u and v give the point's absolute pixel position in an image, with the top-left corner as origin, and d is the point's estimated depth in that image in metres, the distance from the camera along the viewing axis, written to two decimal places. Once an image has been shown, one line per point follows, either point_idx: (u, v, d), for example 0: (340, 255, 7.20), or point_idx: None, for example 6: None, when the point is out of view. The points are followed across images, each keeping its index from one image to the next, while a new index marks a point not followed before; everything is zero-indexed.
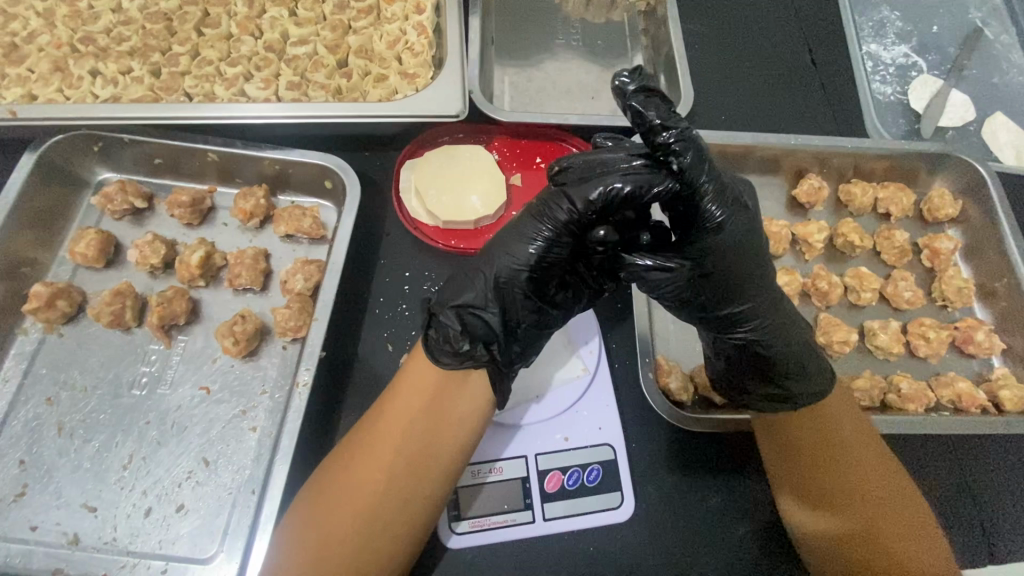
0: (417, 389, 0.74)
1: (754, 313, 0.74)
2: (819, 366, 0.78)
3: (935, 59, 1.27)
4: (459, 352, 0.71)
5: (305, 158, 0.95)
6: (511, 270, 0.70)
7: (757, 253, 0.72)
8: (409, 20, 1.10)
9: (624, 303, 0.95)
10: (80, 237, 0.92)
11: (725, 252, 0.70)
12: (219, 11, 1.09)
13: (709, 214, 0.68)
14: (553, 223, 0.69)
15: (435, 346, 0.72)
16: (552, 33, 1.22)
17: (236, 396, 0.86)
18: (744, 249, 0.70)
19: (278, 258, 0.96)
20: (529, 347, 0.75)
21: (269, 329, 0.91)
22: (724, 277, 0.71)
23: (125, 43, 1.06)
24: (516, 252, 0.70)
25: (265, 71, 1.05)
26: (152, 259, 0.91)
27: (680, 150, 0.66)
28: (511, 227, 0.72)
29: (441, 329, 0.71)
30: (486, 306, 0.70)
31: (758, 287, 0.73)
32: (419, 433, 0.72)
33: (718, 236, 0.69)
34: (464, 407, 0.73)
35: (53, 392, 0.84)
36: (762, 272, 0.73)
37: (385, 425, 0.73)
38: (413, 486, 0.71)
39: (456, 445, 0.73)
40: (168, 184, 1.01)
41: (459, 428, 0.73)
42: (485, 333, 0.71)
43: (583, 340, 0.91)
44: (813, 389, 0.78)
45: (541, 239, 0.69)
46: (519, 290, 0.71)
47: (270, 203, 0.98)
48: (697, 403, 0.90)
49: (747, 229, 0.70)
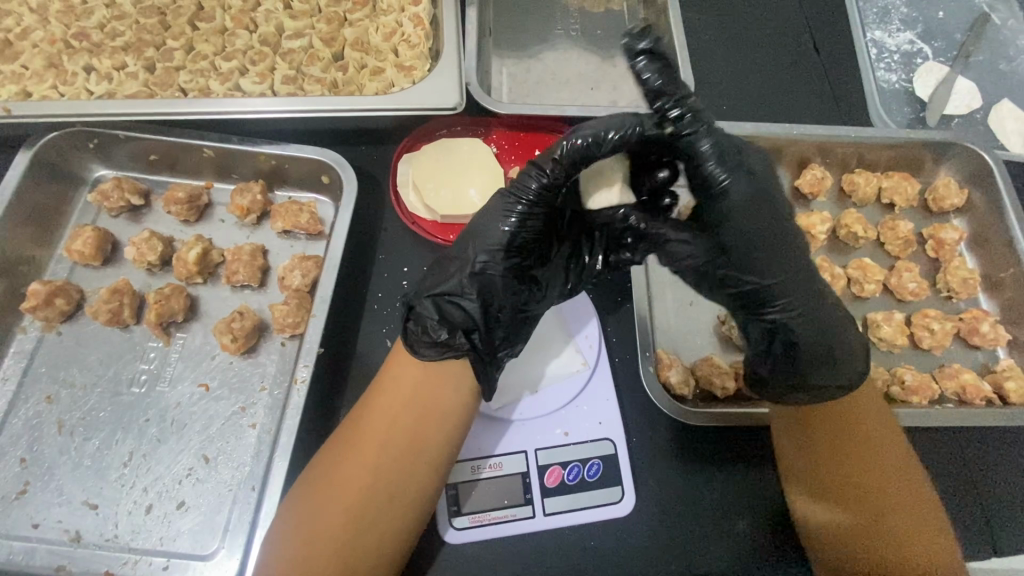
0: (403, 385, 0.75)
1: (778, 289, 0.72)
2: (847, 347, 0.77)
3: (942, 46, 1.24)
4: (437, 342, 0.72)
5: (302, 152, 0.94)
6: (486, 254, 0.72)
7: (773, 219, 0.69)
8: (406, 12, 1.08)
9: (625, 297, 0.95)
10: (77, 234, 0.91)
11: (737, 219, 0.68)
12: (214, 4, 1.08)
13: (715, 179, 0.67)
14: (524, 198, 0.70)
15: (413, 337, 0.74)
16: (550, 23, 1.20)
17: (235, 392, 0.85)
18: (758, 217, 0.68)
19: (276, 254, 0.95)
20: (511, 336, 0.76)
21: (267, 325, 0.90)
22: (744, 249, 0.69)
23: (119, 38, 1.04)
24: (489, 235, 0.72)
25: (260, 64, 1.04)
26: (149, 256, 0.91)
27: (678, 115, 0.65)
28: (485, 209, 0.73)
29: (419, 318, 0.72)
30: (464, 292, 0.72)
31: (782, 258, 0.71)
32: (405, 426, 0.73)
33: (729, 203, 0.67)
34: (448, 403, 0.74)
35: (53, 390, 0.84)
36: (781, 243, 0.70)
37: (373, 421, 0.74)
38: (397, 484, 0.71)
39: (444, 439, 0.73)
40: (165, 180, 1.00)
41: (444, 423, 0.73)
42: (464, 321, 0.72)
43: (583, 334, 0.90)
44: (838, 359, 0.76)
45: (512, 218, 0.71)
46: (495, 272, 0.72)
47: (267, 198, 0.97)
48: (698, 397, 0.89)
49: (758, 193, 0.68)
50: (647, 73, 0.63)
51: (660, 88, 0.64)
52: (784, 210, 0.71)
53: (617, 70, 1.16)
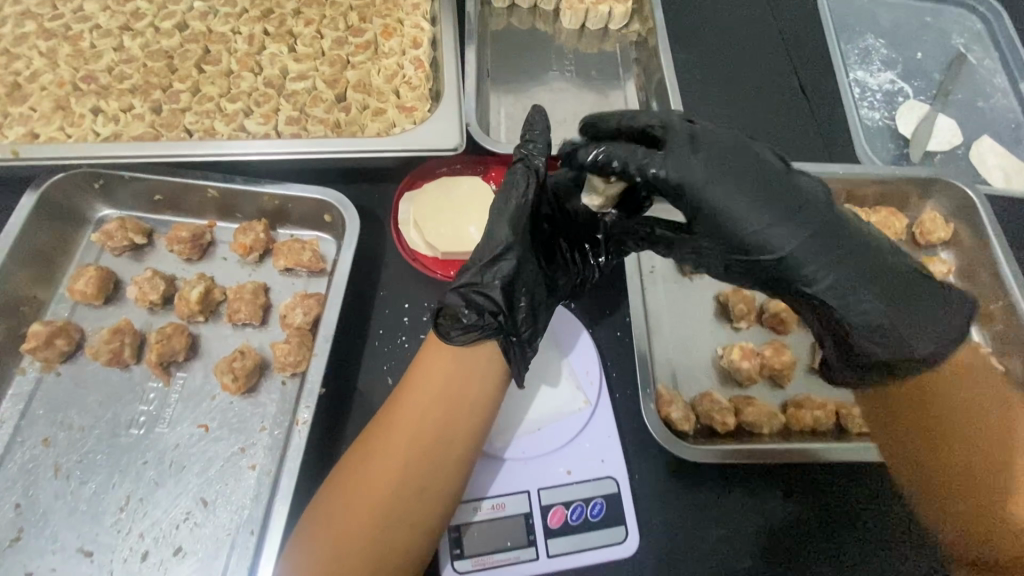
0: (430, 382, 0.77)
1: (796, 254, 0.67)
2: (914, 304, 0.70)
3: (921, 85, 1.30)
4: (465, 328, 0.77)
5: (304, 192, 0.95)
6: (500, 248, 0.78)
7: (767, 197, 0.68)
8: (406, 55, 1.13)
9: (623, 331, 0.97)
10: (80, 274, 0.92)
11: (710, 203, 0.68)
12: (220, 48, 1.11)
13: (661, 177, 0.69)
14: (525, 205, 0.80)
15: (445, 326, 0.78)
16: (546, 64, 1.25)
17: (234, 433, 0.85)
18: (737, 199, 0.68)
19: (277, 291, 0.96)
20: (533, 318, 0.81)
21: (268, 363, 0.91)
22: (748, 234, 0.67)
23: (126, 81, 1.06)
24: (494, 232, 0.79)
25: (265, 106, 1.06)
26: (151, 295, 0.91)
27: (608, 159, 0.70)
28: (492, 214, 0.80)
29: (449, 313, 0.78)
30: (486, 282, 0.77)
31: (787, 221, 0.67)
32: (432, 422, 0.75)
33: (694, 194, 0.68)
34: (473, 396, 0.77)
35: (50, 433, 0.84)
36: (798, 212, 0.68)
37: (404, 419, 0.76)
38: (426, 479, 0.73)
39: (473, 433, 0.76)
40: (167, 220, 1.01)
41: (471, 416, 0.76)
42: (488, 305, 0.77)
43: (584, 371, 0.91)
44: (918, 349, 0.71)
45: (507, 220, 0.79)
46: (510, 263, 0.78)
47: (270, 237, 0.98)
48: (700, 434, 0.90)
49: (718, 169, 0.69)
50: (569, 154, 0.73)
51: (583, 155, 0.72)
52: (783, 183, 0.69)
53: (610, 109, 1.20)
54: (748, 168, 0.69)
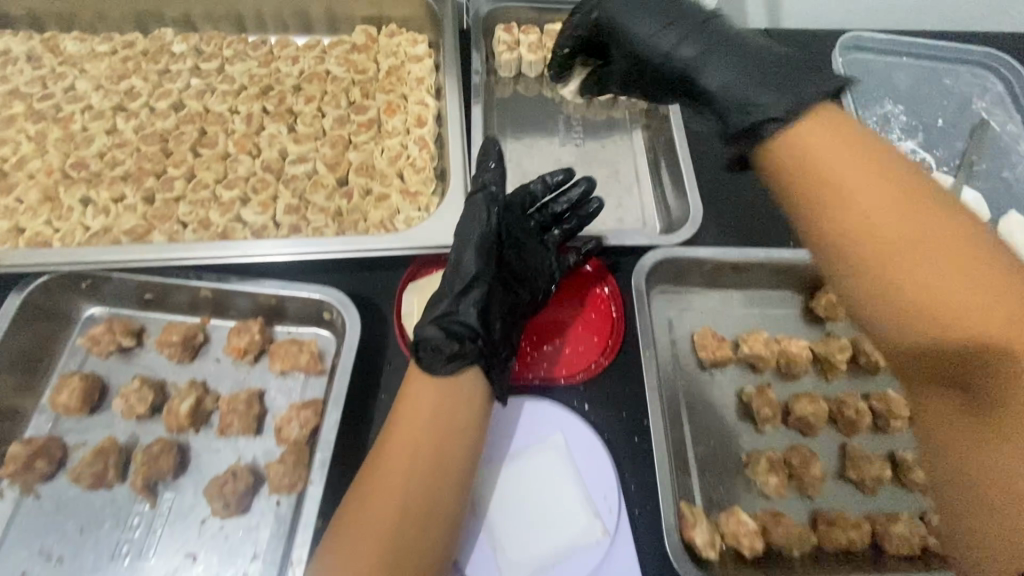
0: (420, 410, 0.73)
1: (720, 87, 0.76)
2: (814, 73, 0.70)
3: (943, 155, 1.25)
4: (450, 356, 0.74)
5: (303, 291, 0.90)
6: (467, 276, 0.79)
7: (665, 17, 0.82)
8: (410, 134, 1.09)
9: (641, 435, 0.90)
10: (64, 384, 0.87)
11: (637, 40, 0.83)
12: (217, 130, 1.07)
13: (592, 20, 0.89)
14: (489, 229, 0.83)
15: (428, 360, 0.74)
16: (553, 136, 1.20)
17: (224, 564, 0.79)
18: (646, 19, 0.83)
19: (273, 397, 0.90)
20: (507, 334, 0.82)
21: (262, 481, 0.84)
22: (676, 66, 0.81)
23: (118, 167, 1.02)
24: (461, 261, 0.81)
25: (263, 193, 1.02)
26: (140, 408, 0.86)
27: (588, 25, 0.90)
28: (458, 241, 0.83)
29: (427, 344, 0.74)
30: (461, 309, 0.77)
31: (687, 37, 0.80)
32: (427, 450, 0.71)
33: (620, 37, 0.86)
34: (461, 425, 0.73)
35: (27, 566, 0.78)
36: (703, 34, 0.80)
37: (391, 450, 0.71)
38: (431, 506, 0.68)
39: (465, 458, 0.72)
40: (158, 317, 0.96)
41: (461, 443, 0.72)
42: (465, 330, 0.76)
43: (602, 496, 0.85)
44: (817, 94, 0.67)
45: (475, 247, 0.81)
46: (480, 290, 0.79)
47: (266, 337, 0.93)
48: (727, 559, 0.84)
49: (635, 10, 0.84)
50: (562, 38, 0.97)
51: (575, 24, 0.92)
52: (682, 16, 0.82)
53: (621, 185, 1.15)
54: (656, 3, 0.84)
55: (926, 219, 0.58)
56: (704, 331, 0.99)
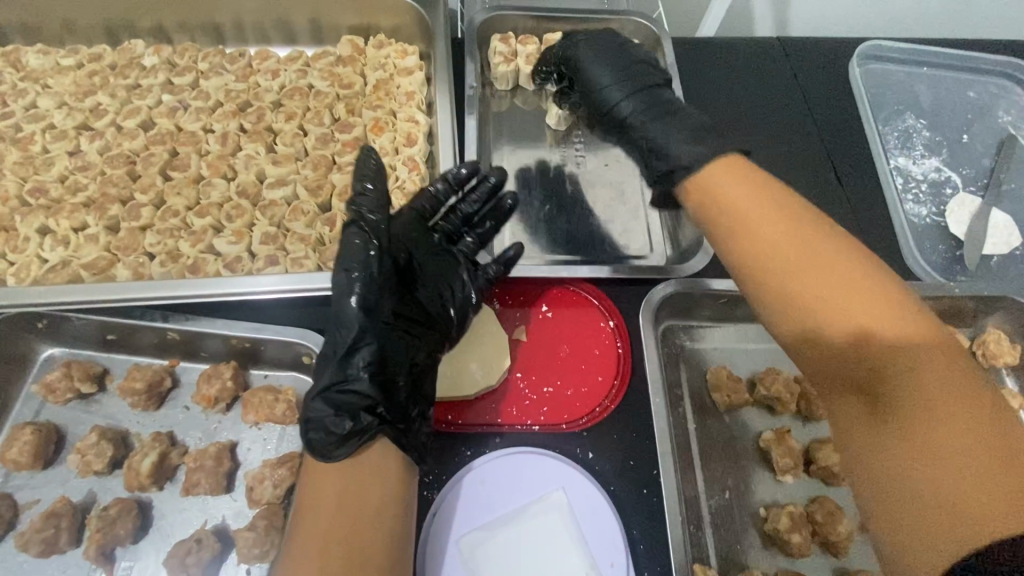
0: (324, 502, 0.65)
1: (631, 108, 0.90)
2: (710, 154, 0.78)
3: (970, 173, 1.17)
4: (344, 434, 0.65)
5: (280, 335, 0.83)
6: (354, 333, 0.68)
7: (617, 72, 0.94)
8: (399, 154, 1.01)
9: (651, 488, 0.81)
10: (11, 439, 0.78)
11: (584, 83, 0.96)
12: (189, 150, 0.99)
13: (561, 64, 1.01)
14: (364, 271, 0.70)
15: (319, 444, 0.65)
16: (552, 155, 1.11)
17: None
18: (598, 65, 0.96)
19: (246, 449, 0.82)
20: (417, 390, 0.72)
21: (231, 546, 0.77)
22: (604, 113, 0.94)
23: (80, 193, 0.94)
24: (341, 315, 0.69)
25: (238, 221, 0.94)
26: (97, 463, 0.78)
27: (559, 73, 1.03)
28: (334, 288, 0.70)
29: (314, 426, 0.65)
30: (352, 376, 0.67)
31: (633, 92, 0.92)
32: (337, 547, 0.62)
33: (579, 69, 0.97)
34: (375, 505, 0.65)
35: None
36: (631, 94, 0.92)
37: (297, 555, 0.62)
38: None
39: (383, 544, 0.64)
40: (123, 359, 0.88)
41: (377, 526, 0.64)
42: (360, 400, 0.66)
43: (608, 562, 0.76)
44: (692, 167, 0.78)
45: (355, 293, 0.69)
46: (369, 347, 0.68)
47: (239, 383, 0.84)
48: None
49: (599, 60, 0.96)
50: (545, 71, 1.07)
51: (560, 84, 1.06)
52: (631, 72, 0.94)
53: (627, 207, 1.06)
54: (622, 59, 0.96)
55: (871, 336, 0.60)
56: (718, 371, 0.92)
